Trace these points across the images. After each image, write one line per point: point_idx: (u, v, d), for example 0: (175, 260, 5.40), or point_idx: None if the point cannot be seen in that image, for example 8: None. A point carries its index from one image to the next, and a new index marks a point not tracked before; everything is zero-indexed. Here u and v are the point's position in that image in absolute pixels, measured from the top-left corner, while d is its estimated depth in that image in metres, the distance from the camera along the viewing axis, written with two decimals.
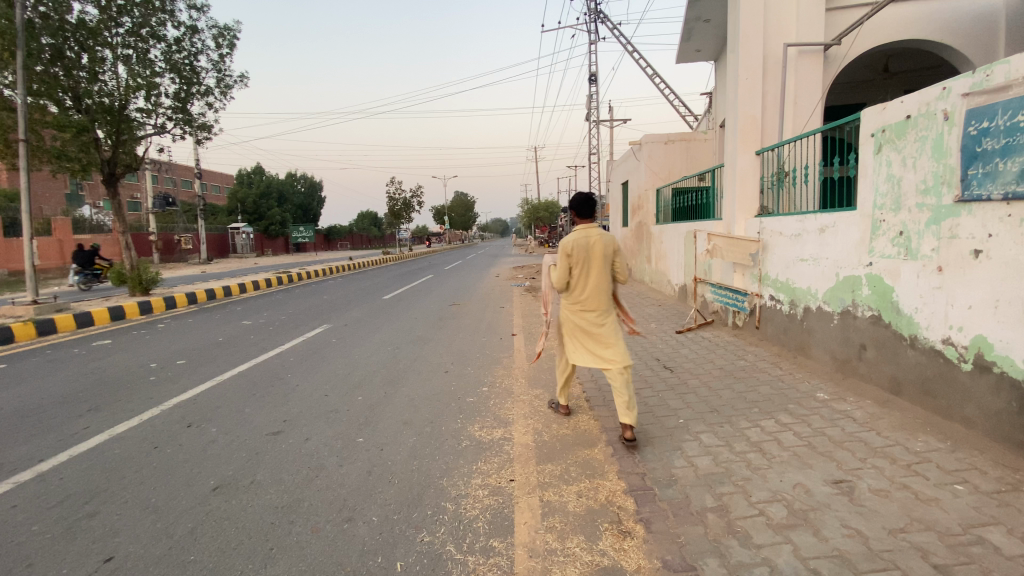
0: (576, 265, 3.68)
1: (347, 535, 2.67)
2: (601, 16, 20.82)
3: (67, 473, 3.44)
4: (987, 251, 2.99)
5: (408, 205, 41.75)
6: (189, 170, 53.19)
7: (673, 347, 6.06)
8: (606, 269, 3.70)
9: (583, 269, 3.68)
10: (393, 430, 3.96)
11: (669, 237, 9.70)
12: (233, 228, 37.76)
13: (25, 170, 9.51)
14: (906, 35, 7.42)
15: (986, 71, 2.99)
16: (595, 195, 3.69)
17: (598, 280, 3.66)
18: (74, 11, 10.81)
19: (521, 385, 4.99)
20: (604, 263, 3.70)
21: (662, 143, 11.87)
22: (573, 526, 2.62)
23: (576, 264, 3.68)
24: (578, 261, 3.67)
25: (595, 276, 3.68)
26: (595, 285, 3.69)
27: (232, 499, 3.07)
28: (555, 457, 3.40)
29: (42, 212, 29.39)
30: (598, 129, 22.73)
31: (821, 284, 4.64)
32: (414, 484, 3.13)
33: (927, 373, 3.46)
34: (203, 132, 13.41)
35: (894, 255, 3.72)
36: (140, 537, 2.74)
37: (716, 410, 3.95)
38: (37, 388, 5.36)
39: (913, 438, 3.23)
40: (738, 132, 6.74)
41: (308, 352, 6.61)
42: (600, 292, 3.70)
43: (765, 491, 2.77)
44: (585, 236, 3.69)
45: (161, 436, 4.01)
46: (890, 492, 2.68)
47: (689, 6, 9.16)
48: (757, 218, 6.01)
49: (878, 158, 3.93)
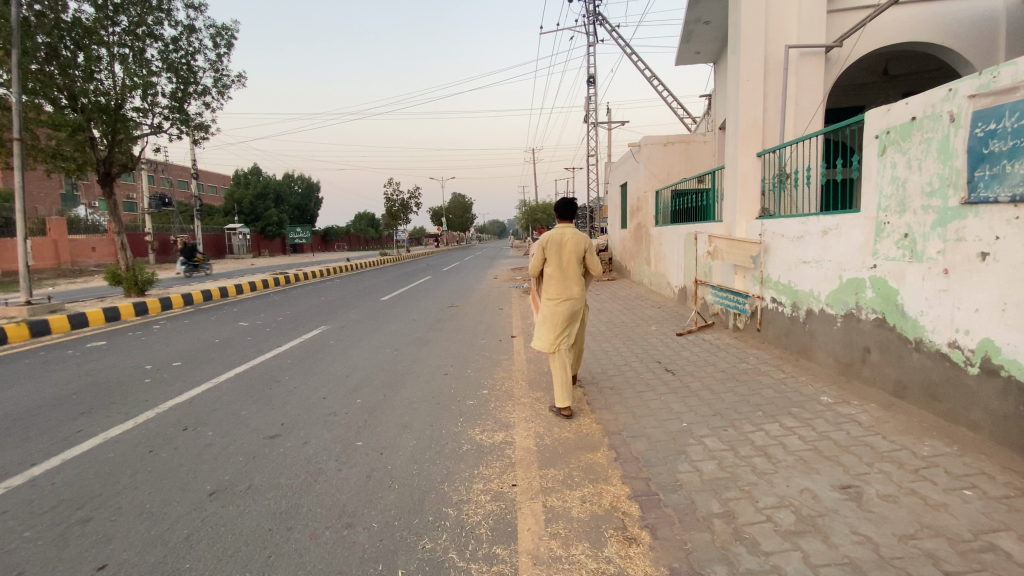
0: (550, 257, 4.21)
1: (346, 542, 2.61)
2: (599, 18, 20.83)
3: (61, 477, 3.38)
4: (994, 254, 2.96)
5: (407, 207, 42.00)
6: (186, 171, 53.00)
7: (674, 349, 6.02)
8: (576, 263, 4.20)
9: (556, 260, 4.20)
10: (393, 434, 3.91)
11: (668, 239, 9.68)
12: (230, 229, 37.62)
13: (19, 170, 9.41)
14: (907, 38, 7.42)
15: (993, 73, 2.96)
16: (574, 200, 4.31)
17: (567, 270, 4.17)
18: (69, 10, 10.74)
19: (521, 387, 4.94)
20: (576, 258, 4.22)
21: (661, 145, 11.86)
22: (578, 532, 2.58)
23: (550, 256, 4.21)
24: (551, 252, 4.20)
25: (564, 267, 4.19)
26: (564, 276, 4.19)
27: (229, 504, 3.02)
28: (558, 462, 3.35)
29: (37, 212, 29.23)
30: (597, 131, 22.74)
31: (824, 287, 4.61)
32: (415, 489, 3.08)
33: (933, 377, 3.43)
34: (200, 132, 13.33)
35: (899, 257, 3.70)
36: (133, 544, 2.67)
37: (719, 414, 3.92)
38: (31, 390, 5.29)
39: (920, 442, 3.20)
40: (739, 134, 6.73)
41: (307, 354, 6.55)
42: (569, 282, 4.19)
43: (771, 496, 2.73)
44: (561, 232, 4.26)
45: (157, 440, 3.95)
46: (898, 498, 2.64)
47: (689, 8, 9.15)
48: (758, 221, 5.99)
49: (882, 160, 3.90)
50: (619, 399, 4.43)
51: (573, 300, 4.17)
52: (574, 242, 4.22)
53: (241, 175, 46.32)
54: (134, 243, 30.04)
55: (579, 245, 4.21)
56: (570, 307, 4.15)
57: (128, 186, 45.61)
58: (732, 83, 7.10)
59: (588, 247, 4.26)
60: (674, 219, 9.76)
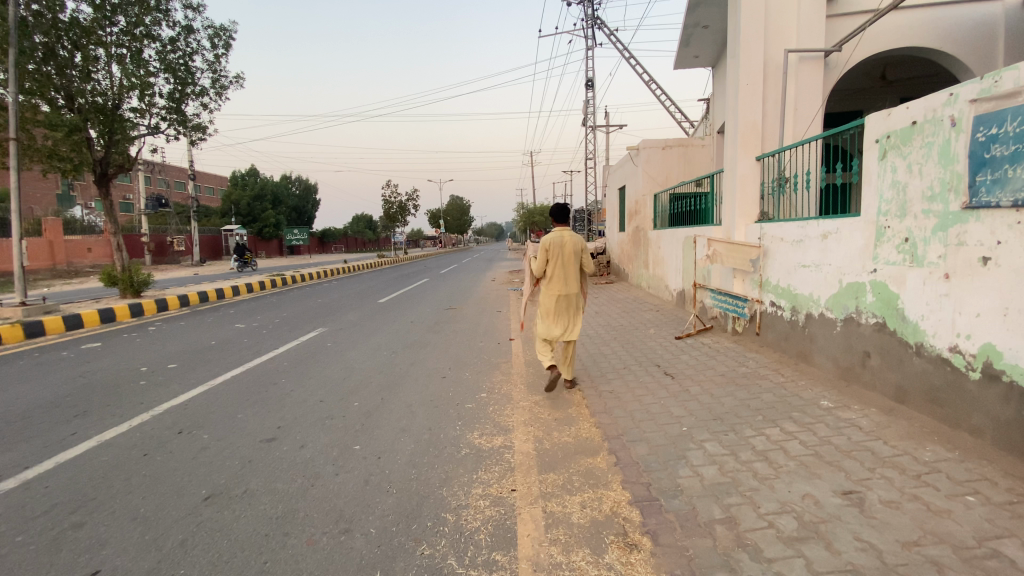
0: (553, 258, 4.53)
1: (344, 548, 2.58)
2: (598, 21, 20.80)
3: (54, 481, 3.33)
4: (996, 258, 2.95)
5: (404, 209, 41.81)
6: (183, 172, 52.85)
7: (673, 353, 6.00)
8: (576, 263, 4.59)
9: (559, 262, 4.52)
10: (391, 438, 3.87)
11: (666, 243, 9.67)
12: (227, 230, 37.47)
13: (15, 170, 9.34)
14: (906, 43, 7.45)
15: (994, 78, 2.96)
16: (568, 205, 4.57)
17: (570, 270, 4.54)
18: (67, 10, 10.68)
19: (520, 391, 4.91)
20: (574, 258, 4.60)
21: (660, 148, 11.84)
22: (578, 538, 2.55)
23: (553, 258, 4.53)
24: (555, 255, 4.51)
25: (567, 268, 4.55)
26: (566, 275, 4.56)
27: (225, 509, 2.98)
28: (557, 466, 3.33)
29: (32, 213, 29.04)
30: (595, 134, 22.72)
31: (823, 290, 4.60)
32: (413, 494, 3.05)
33: (934, 382, 3.42)
34: (197, 132, 13.27)
35: (899, 261, 3.69)
36: (127, 549, 2.63)
37: (719, 418, 3.90)
38: (24, 392, 5.23)
39: (922, 447, 3.19)
40: (738, 138, 6.72)
41: (304, 356, 6.49)
42: (570, 280, 4.57)
43: (773, 502, 2.71)
44: (561, 234, 4.56)
45: (151, 443, 3.90)
46: (901, 504, 2.63)
47: (688, 12, 9.16)
48: (757, 224, 5.98)
49: (883, 164, 3.90)
50: (618, 403, 4.41)
51: (573, 296, 4.59)
52: (573, 244, 4.58)
53: (238, 176, 46.17)
54: (130, 244, 29.89)
55: (578, 247, 4.58)
56: (572, 303, 4.59)
57: (124, 187, 45.43)
58: (731, 87, 7.10)
59: (582, 248, 4.65)
60: (672, 222, 9.76)
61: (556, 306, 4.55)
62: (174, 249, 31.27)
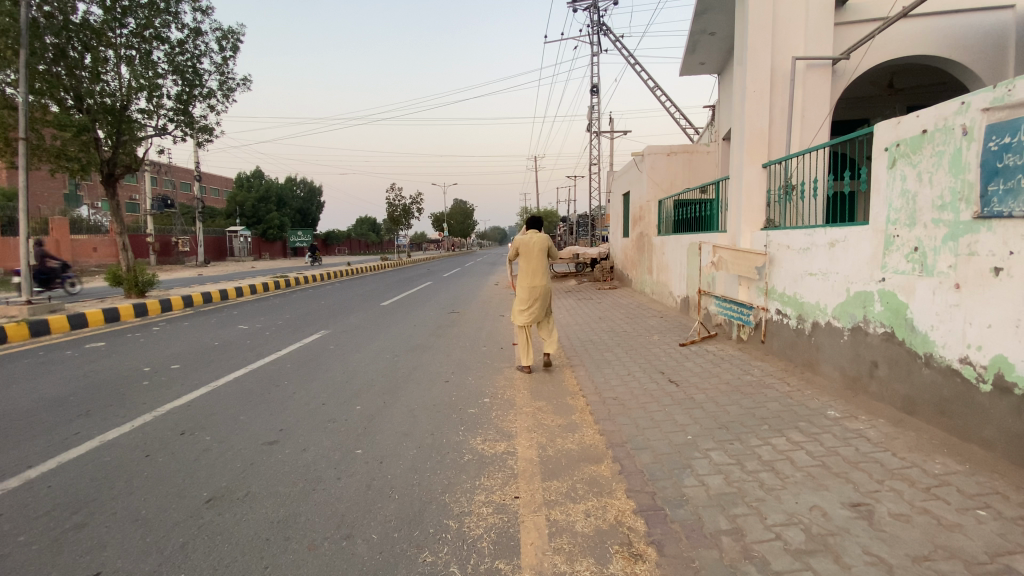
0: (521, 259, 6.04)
1: (345, 553, 2.55)
2: (604, 28, 20.94)
3: (55, 481, 3.31)
4: (1008, 269, 2.92)
5: (408, 212, 41.95)
6: (189, 173, 53.23)
7: (678, 359, 5.97)
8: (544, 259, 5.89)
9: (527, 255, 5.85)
10: (393, 442, 3.84)
11: (671, 249, 9.65)
12: (231, 231, 37.71)
13: (24, 169, 9.39)
14: (914, 51, 7.43)
15: (1007, 87, 2.94)
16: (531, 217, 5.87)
17: (537, 261, 5.75)
18: (78, 11, 10.75)
19: (523, 396, 4.89)
20: (543, 257, 5.93)
21: (665, 154, 11.83)
22: (583, 548, 2.52)
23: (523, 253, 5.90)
24: (524, 249, 5.85)
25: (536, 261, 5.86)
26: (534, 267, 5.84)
27: (226, 512, 2.96)
28: (561, 474, 3.30)
29: (40, 212, 29.31)
30: (599, 140, 22.76)
31: (830, 299, 4.57)
32: (415, 500, 3.02)
33: (944, 394, 3.38)
34: (204, 134, 13.32)
35: (908, 271, 3.66)
36: (129, 551, 2.61)
37: (724, 427, 3.86)
38: (28, 391, 5.24)
39: (931, 460, 3.15)
40: (745, 144, 6.70)
41: (306, 359, 6.49)
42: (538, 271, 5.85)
43: (780, 513, 2.67)
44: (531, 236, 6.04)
45: (153, 444, 3.89)
46: (911, 517, 2.59)
47: (694, 19, 9.16)
48: (763, 232, 5.95)
49: (892, 172, 3.87)
50: (622, 410, 4.38)
51: (536, 288, 5.78)
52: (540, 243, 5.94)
53: (244, 176, 46.29)
54: (135, 244, 30.01)
55: (546, 246, 5.91)
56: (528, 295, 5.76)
57: (130, 187, 45.66)
58: (738, 94, 7.09)
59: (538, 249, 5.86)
60: (677, 229, 9.73)
61: (521, 295, 5.81)
62: (179, 249, 31.54)
